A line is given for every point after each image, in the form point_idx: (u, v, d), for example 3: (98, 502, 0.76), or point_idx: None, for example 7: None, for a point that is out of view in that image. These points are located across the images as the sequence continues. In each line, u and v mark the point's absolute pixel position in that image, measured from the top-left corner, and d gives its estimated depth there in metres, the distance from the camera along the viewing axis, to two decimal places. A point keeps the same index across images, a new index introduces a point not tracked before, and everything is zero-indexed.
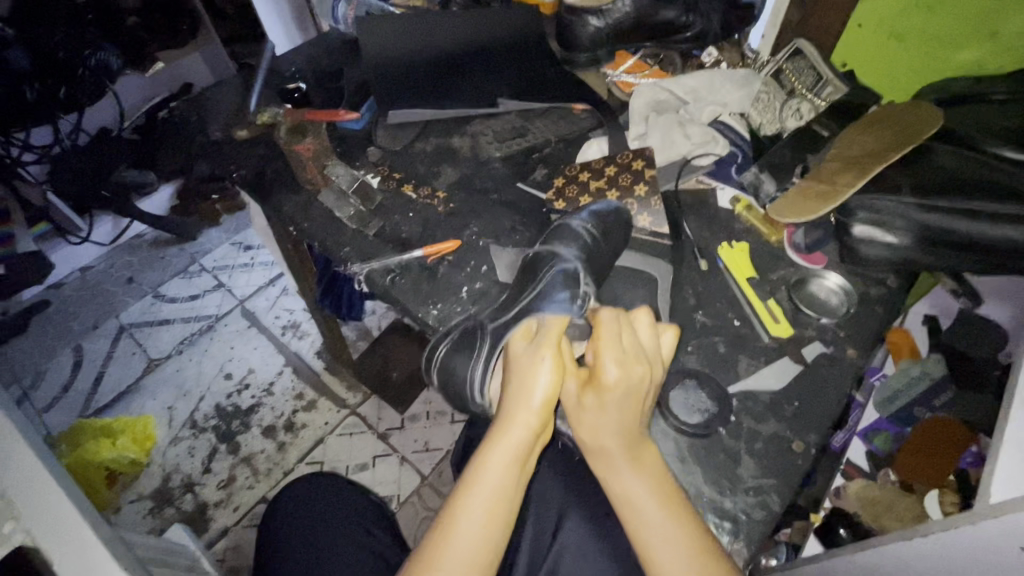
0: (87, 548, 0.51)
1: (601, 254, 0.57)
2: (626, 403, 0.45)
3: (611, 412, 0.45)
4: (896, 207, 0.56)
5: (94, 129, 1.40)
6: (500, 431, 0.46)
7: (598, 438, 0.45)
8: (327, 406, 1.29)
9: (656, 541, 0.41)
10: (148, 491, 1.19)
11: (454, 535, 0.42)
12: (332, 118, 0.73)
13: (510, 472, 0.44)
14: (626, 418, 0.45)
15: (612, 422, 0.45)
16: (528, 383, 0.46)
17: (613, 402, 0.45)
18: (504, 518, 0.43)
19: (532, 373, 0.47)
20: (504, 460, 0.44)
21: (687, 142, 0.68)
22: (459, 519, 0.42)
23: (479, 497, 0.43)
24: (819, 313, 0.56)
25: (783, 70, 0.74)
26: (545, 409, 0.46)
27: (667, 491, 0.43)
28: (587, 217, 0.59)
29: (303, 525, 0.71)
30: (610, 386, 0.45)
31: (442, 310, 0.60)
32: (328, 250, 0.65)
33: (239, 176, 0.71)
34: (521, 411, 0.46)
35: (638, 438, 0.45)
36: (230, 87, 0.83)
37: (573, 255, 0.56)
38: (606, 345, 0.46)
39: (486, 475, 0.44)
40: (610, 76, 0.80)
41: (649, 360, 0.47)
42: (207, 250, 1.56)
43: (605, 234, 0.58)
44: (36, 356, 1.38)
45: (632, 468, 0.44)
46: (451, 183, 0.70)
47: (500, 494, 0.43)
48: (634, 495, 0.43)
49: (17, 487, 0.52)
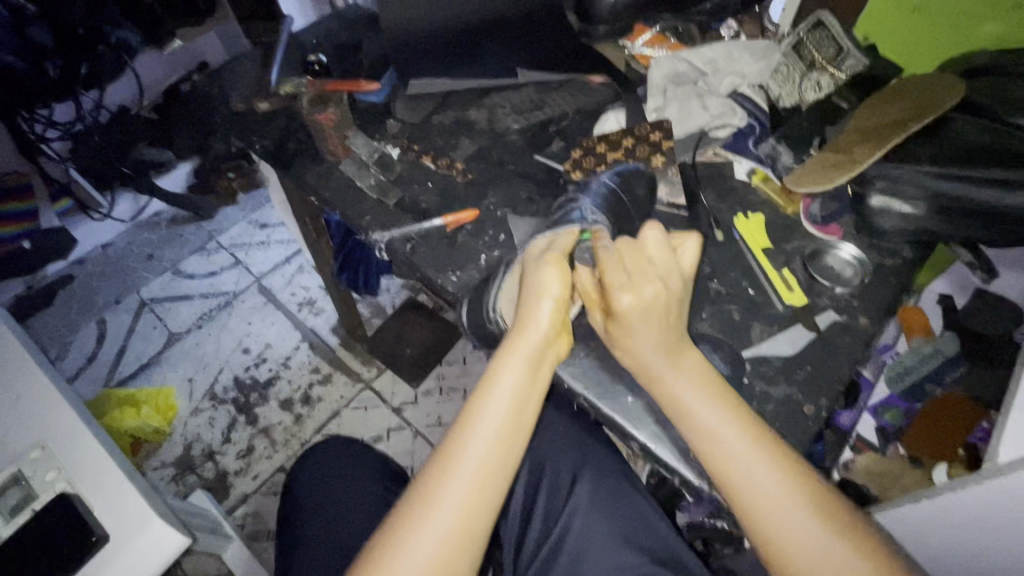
0: (126, 497, 0.55)
1: (624, 208, 0.58)
2: (651, 319, 0.47)
3: (634, 332, 0.47)
4: (914, 176, 0.56)
5: (115, 105, 1.39)
6: (511, 346, 0.49)
7: (635, 357, 0.47)
8: (342, 379, 1.33)
9: (714, 439, 0.43)
10: (170, 458, 1.23)
11: (471, 439, 0.45)
12: (353, 87, 0.73)
13: (524, 384, 0.48)
14: (654, 335, 0.47)
15: (641, 341, 0.47)
16: (538, 301, 0.50)
17: (637, 322, 0.47)
18: (518, 427, 0.46)
19: (541, 293, 0.50)
20: (528, 373, 0.48)
21: (706, 113, 0.68)
22: (476, 425, 0.46)
23: (495, 407, 0.46)
24: (833, 283, 0.57)
25: (805, 41, 0.71)
26: (553, 329, 0.50)
27: (713, 390, 0.45)
28: (610, 176, 0.61)
29: (322, 482, 0.74)
30: (626, 311, 0.47)
31: (461, 276, 0.61)
32: (349, 219, 0.66)
33: (262, 147, 0.72)
34: (531, 330, 0.49)
35: (673, 348, 0.47)
36: (253, 62, 0.85)
37: (592, 206, 0.58)
38: (615, 274, 0.49)
39: (503, 388, 0.47)
40: (628, 48, 0.81)
41: (662, 277, 0.49)
42: (224, 228, 1.58)
43: (627, 189, 0.60)
44: (62, 328, 1.42)
45: (675, 373, 0.46)
46: (468, 155, 0.71)
47: (514, 402, 0.47)
48: (683, 400, 0.45)
49: (62, 442, 0.57)
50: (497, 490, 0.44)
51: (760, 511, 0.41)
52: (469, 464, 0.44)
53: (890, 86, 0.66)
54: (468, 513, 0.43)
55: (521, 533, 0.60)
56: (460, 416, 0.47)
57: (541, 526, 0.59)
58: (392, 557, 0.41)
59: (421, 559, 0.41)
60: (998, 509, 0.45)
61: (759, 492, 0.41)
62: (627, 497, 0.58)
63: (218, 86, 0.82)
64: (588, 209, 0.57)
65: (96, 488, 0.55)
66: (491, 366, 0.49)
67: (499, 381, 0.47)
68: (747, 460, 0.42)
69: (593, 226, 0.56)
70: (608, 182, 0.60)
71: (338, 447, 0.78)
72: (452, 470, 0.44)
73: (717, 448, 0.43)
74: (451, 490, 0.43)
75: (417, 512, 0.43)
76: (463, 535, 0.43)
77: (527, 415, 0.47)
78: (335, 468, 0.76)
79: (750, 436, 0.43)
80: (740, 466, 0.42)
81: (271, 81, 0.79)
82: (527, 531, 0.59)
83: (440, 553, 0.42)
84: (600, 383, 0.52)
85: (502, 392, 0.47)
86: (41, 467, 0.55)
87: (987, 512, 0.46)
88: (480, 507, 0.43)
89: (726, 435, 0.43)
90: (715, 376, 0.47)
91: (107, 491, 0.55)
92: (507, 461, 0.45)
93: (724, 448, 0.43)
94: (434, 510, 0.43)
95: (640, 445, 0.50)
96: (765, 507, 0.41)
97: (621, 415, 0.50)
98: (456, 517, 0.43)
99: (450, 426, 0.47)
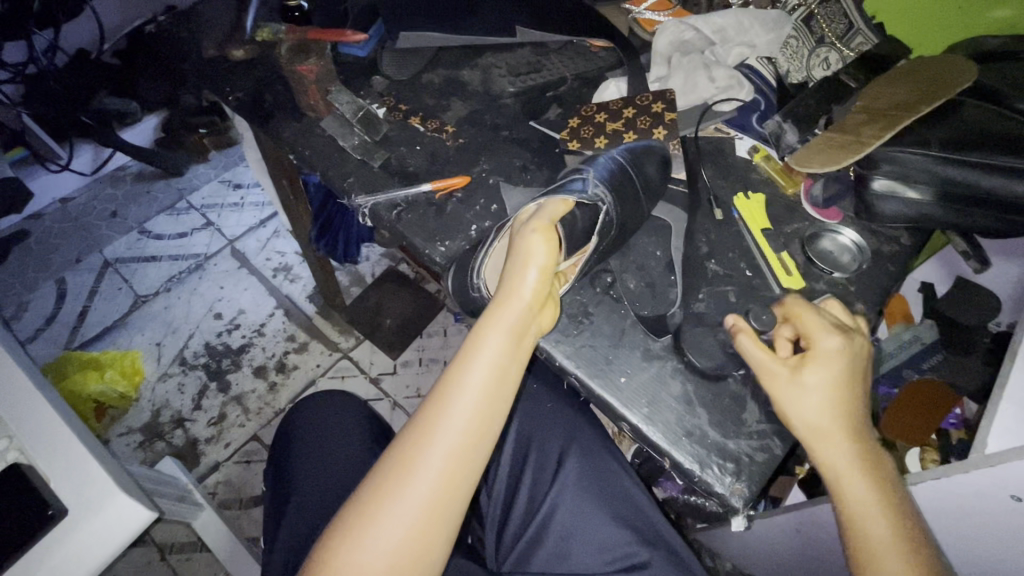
0: (86, 470, 0.52)
1: (631, 184, 0.56)
2: (848, 373, 0.45)
3: (835, 372, 0.45)
4: (920, 161, 0.54)
5: (72, 49, 1.31)
6: (496, 311, 0.47)
7: (808, 414, 0.44)
8: (319, 349, 1.29)
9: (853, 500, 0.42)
10: (137, 425, 1.18)
11: (448, 409, 0.42)
12: (337, 38, 0.67)
13: (507, 351, 0.45)
14: (847, 382, 0.45)
15: (825, 400, 0.44)
16: (522, 272, 0.48)
17: (836, 374, 0.45)
18: (499, 397, 0.44)
19: (526, 263, 0.48)
20: (505, 337, 0.45)
21: (711, 86, 0.66)
22: (454, 395, 0.43)
23: (474, 375, 0.44)
24: (831, 267, 0.56)
25: (814, 14, 0.70)
26: (537, 300, 0.48)
27: (862, 441, 0.44)
28: (620, 151, 0.59)
29: (305, 439, 0.72)
30: (831, 356, 0.45)
31: (450, 247, 0.58)
32: (331, 181, 0.62)
33: (235, 99, 0.67)
34: (515, 299, 0.47)
35: (853, 419, 0.44)
36: (228, 4, 0.78)
37: (597, 177, 0.56)
38: (812, 320, 0.48)
39: (483, 354, 0.45)
40: (633, 13, 0.76)
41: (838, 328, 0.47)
42: (195, 187, 1.50)
43: (638, 167, 0.58)
44: (18, 286, 1.34)
45: (840, 424, 0.44)
46: (460, 118, 0.67)
47: (495, 371, 0.44)
48: (834, 448, 0.43)
49: (16, 412, 0.53)
50: (475, 464, 0.42)
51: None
52: (449, 434, 0.42)
53: (899, 67, 0.64)
54: (444, 487, 0.41)
55: (505, 513, 0.59)
56: (438, 386, 0.44)
57: (525, 507, 0.58)
58: (362, 528, 0.39)
59: (393, 533, 0.39)
60: (981, 497, 0.46)
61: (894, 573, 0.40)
62: (613, 477, 0.58)
63: (187, 30, 0.75)
64: (592, 181, 0.55)
65: (54, 457, 0.52)
66: (472, 335, 0.46)
67: (482, 347, 0.45)
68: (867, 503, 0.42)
69: (593, 199, 0.54)
70: (616, 157, 0.58)
71: (324, 412, 0.75)
72: (430, 439, 0.42)
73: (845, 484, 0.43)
74: (427, 462, 0.41)
75: (391, 484, 0.40)
76: (441, 506, 0.40)
77: (509, 384, 0.45)
78: (318, 442, 0.71)
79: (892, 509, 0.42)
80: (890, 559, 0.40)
81: (248, 27, 0.73)
82: (512, 511, 0.58)
83: (414, 524, 0.39)
84: (593, 361, 0.50)
85: (481, 365, 0.44)
86: None
87: (965, 499, 0.48)
88: (458, 482, 0.41)
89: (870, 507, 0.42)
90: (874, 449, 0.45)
91: (69, 462, 0.52)
92: (487, 434, 0.43)
93: (867, 518, 0.42)
94: (409, 481, 0.40)
95: (631, 426, 0.48)
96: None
97: (614, 397, 0.48)
98: (433, 490, 0.40)
99: (428, 395, 0.44)
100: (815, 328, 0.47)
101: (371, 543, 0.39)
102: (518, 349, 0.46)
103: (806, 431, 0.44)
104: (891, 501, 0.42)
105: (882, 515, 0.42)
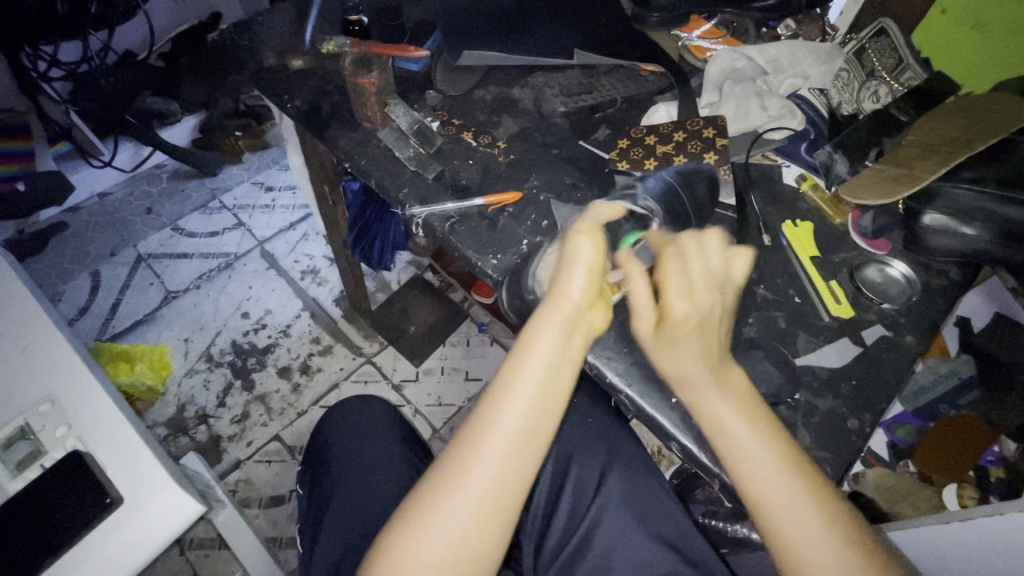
0: (138, 461, 0.53)
1: (682, 204, 0.57)
2: (700, 333, 0.46)
3: (694, 330, 0.46)
4: (974, 198, 0.55)
5: (122, 49, 1.42)
6: (546, 310, 0.47)
7: (680, 367, 0.46)
8: (343, 352, 1.30)
9: (745, 453, 0.43)
10: (162, 419, 1.20)
11: (501, 410, 0.44)
12: (400, 53, 0.67)
13: (557, 351, 0.46)
14: (697, 332, 0.46)
15: (693, 353, 0.46)
16: (570, 271, 0.48)
17: (682, 339, 0.46)
18: (550, 397, 0.45)
19: (573, 262, 0.48)
20: (556, 336, 0.46)
21: (763, 114, 0.67)
22: (506, 395, 0.44)
23: (526, 379, 0.45)
24: (880, 298, 0.57)
25: (866, 49, 0.73)
26: (586, 300, 0.48)
27: (754, 413, 0.45)
28: (670, 172, 0.59)
29: (346, 437, 0.73)
30: (685, 321, 0.46)
31: (501, 260, 0.59)
32: (385, 190, 0.64)
33: (292, 107, 0.69)
34: (563, 300, 0.47)
35: (718, 367, 0.46)
36: (284, 13, 0.80)
37: (649, 191, 0.57)
38: (674, 277, 0.47)
39: (533, 354, 0.45)
40: (684, 39, 0.79)
41: (721, 287, 0.48)
42: (228, 187, 1.53)
43: (688, 187, 0.59)
44: (54, 276, 1.36)
45: (720, 391, 0.45)
46: (511, 135, 0.68)
47: (545, 373, 0.45)
48: (724, 420, 0.44)
49: (73, 399, 0.55)
50: (527, 467, 0.43)
51: (792, 540, 0.41)
52: (501, 436, 0.43)
53: (950, 103, 0.66)
54: (498, 488, 0.42)
55: (544, 526, 0.61)
56: (491, 387, 0.45)
57: (566, 519, 0.59)
58: (418, 527, 0.41)
59: (449, 531, 0.41)
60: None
61: (790, 516, 0.41)
62: (655, 496, 0.59)
63: (246, 37, 0.76)
64: (643, 194, 0.57)
65: (108, 446, 0.53)
66: (522, 334, 0.47)
67: (532, 347, 0.46)
68: (772, 478, 0.42)
69: (644, 211, 0.55)
70: (666, 178, 0.59)
71: (359, 414, 0.76)
72: (484, 440, 0.43)
73: (747, 457, 0.43)
74: (479, 464, 0.42)
75: (447, 484, 0.42)
76: (496, 507, 0.42)
77: (559, 384, 0.45)
78: (352, 447, 0.72)
79: (786, 458, 0.43)
80: (801, 526, 0.41)
81: (307, 39, 0.75)
82: (552, 523, 0.60)
83: (469, 523, 0.41)
84: (643, 381, 0.51)
85: (535, 364, 0.45)
86: (52, 421, 0.54)
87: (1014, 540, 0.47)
88: (510, 484, 0.42)
89: (762, 456, 0.43)
90: (755, 395, 0.46)
91: (121, 453, 0.53)
92: (538, 437, 0.44)
93: (759, 469, 0.43)
94: (464, 483, 0.42)
95: (681, 447, 0.49)
96: (800, 538, 0.41)
97: (666, 418, 0.49)
98: (488, 491, 0.42)
99: (481, 396, 0.45)
100: (671, 287, 0.47)
101: (429, 541, 0.41)
102: (568, 346, 0.47)
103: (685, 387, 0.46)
104: (814, 488, 0.42)
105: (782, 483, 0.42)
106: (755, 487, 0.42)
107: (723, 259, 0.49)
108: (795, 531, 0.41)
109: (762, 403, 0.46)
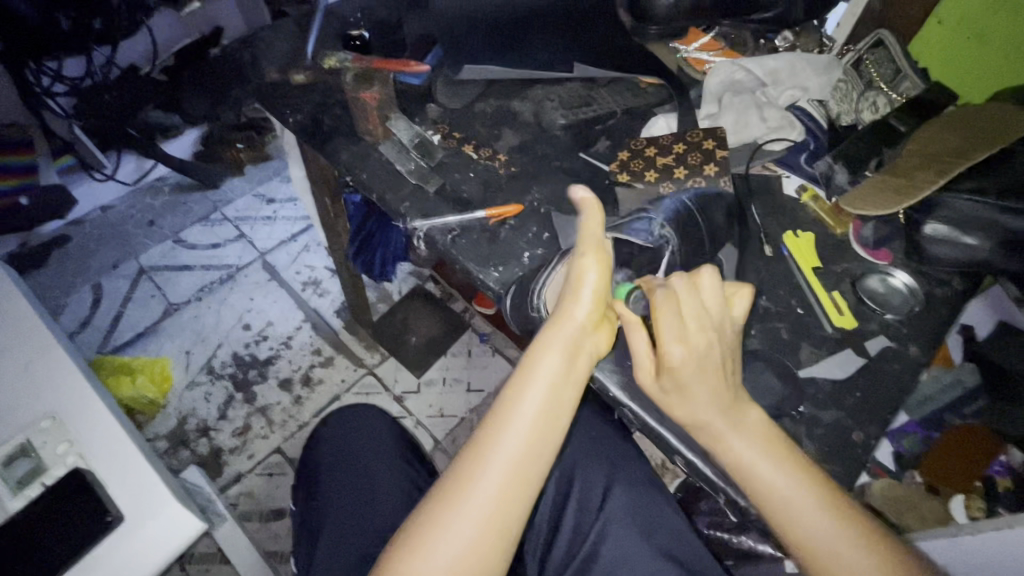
0: (138, 478, 0.53)
1: (695, 227, 0.59)
2: (703, 378, 0.45)
3: (693, 373, 0.45)
4: (972, 207, 0.55)
5: (126, 64, 1.42)
6: (550, 332, 0.47)
7: (693, 413, 0.45)
8: (344, 363, 1.30)
9: (771, 487, 0.43)
10: (163, 432, 1.19)
11: (509, 428, 0.44)
12: (401, 68, 0.66)
13: (562, 373, 0.46)
14: (698, 375, 0.45)
15: (705, 394, 0.45)
16: (560, 329, 0.47)
17: (685, 385, 0.45)
18: (556, 416, 0.45)
19: (562, 323, 0.47)
20: (561, 354, 0.46)
21: (763, 125, 0.68)
22: (510, 412, 0.44)
23: (532, 397, 0.44)
24: (883, 309, 0.56)
25: (863, 60, 0.75)
26: (590, 322, 0.48)
27: (776, 451, 0.45)
28: (689, 195, 0.61)
29: (349, 448, 0.73)
30: (682, 366, 0.45)
31: (503, 272, 0.59)
32: (386, 203, 0.64)
33: (295, 122, 0.70)
34: (567, 324, 0.47)
35: (733, 405, 0.46)
36: (285, 27, 0.80)
37: (663, 219, 0.58)
38: (666, 321, 0.46)
39: (538, 372, 0.45)
40: (682, 52, 0.80)
41: (717, 327, 0.47)
42: (229, 200, 1.53)
43: (705, 213, 0.60)
44: (56, 288, 1.37)
45: (736, 431, 0.45)
46: (511, 147, 0.69)
47: (551, 392, 0.45)
48: (744, 458, 0.44)
49: (73, 414, 0.55)
50: (532, 478, 0.43)
51: (839, 569, 0.42)
52: (507, 452, 0.43)
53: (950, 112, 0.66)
54: (502, 503, 0.42)
55: (549, 541, 0.60)
56: (496, 404, 0.45)
57: (571, 533, 0.59)
58: (424, 542, 0.41)
59: (453, 547, 0.41)
60: None
61: (819, 541, 0.42)
62: (659, 511, 0.58)
63: (249, 54, 0.77)
64: (657, 222, 0.58)
65: (108, 463, 0.53)
66: (526, 353, 0.47)
67: (536, 369, 0.45)
68: (810, 515, 0.42)
69: (658, 242, 0.57)
70: (683, 201, 0.60)
71: (359, 425, 0.75)
72: (490, 459, 0.43)
73: (782, 500, 0.43)
74: (483, 479, 0.42)
75: (452, 497, 0.42)
76: (502, 522, 0.42)
77: (564, 404, 0.45)
78: (353, 458, 0.72)
79: (813, 488, 0.43)
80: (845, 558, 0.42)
81: (308, 54, 0.75)
82: (556, 539, 0.60)
83: (473, 540, 0.41)
84: (647, 395, 0.51)
85: (539, 388, 0.45)
86: (52, 438, 0.53)
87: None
88: (516, 500, 0.42)
89: (788, 485, 0.43)
90: (768, 421, 0.46)
91: (121, 470, 0.53)
92: (540, 459, 0.43)
93: (795, 510, 0.43)
94: (468, 499, 0.42)
95: (686, 461, 0.49)
96: (843, 569, 0.41)
97: (672, 434, 0.49)
98: (491, 506, 0.42)
99: (487, 412, 0.45)
100: (663, 332, 0.45)
101: (433, 556, 0.41)
102: (571, 366, 0.46)
103: (703, 429, 0.46)
104: (842, 508, 0.43)
105: (821, 520, 0.42)
106: (784, 519, 0.43)
107: (717, 299, 0.47)
108: (843, 563, 0.42)
109: (777, 430, 0.46)
